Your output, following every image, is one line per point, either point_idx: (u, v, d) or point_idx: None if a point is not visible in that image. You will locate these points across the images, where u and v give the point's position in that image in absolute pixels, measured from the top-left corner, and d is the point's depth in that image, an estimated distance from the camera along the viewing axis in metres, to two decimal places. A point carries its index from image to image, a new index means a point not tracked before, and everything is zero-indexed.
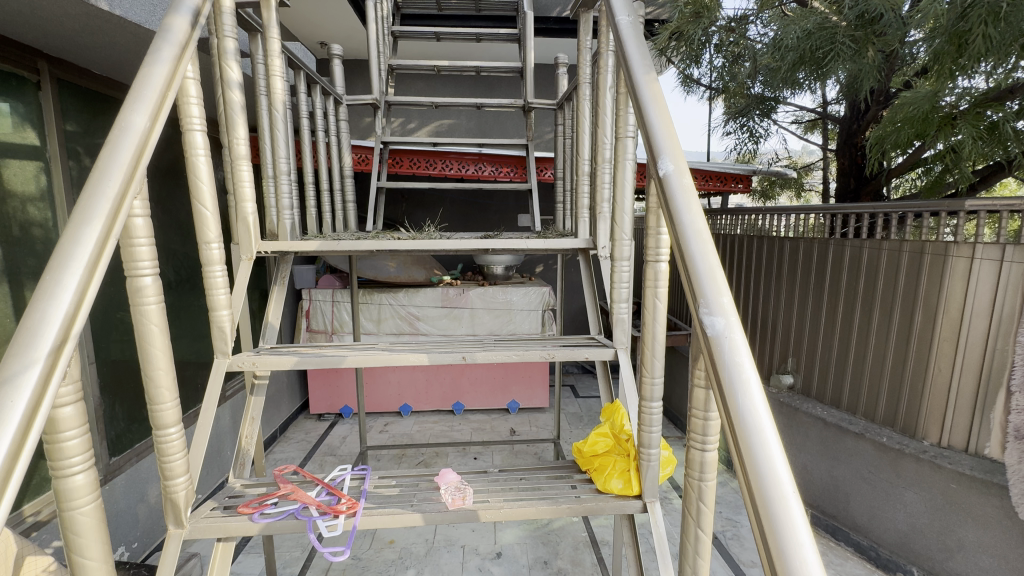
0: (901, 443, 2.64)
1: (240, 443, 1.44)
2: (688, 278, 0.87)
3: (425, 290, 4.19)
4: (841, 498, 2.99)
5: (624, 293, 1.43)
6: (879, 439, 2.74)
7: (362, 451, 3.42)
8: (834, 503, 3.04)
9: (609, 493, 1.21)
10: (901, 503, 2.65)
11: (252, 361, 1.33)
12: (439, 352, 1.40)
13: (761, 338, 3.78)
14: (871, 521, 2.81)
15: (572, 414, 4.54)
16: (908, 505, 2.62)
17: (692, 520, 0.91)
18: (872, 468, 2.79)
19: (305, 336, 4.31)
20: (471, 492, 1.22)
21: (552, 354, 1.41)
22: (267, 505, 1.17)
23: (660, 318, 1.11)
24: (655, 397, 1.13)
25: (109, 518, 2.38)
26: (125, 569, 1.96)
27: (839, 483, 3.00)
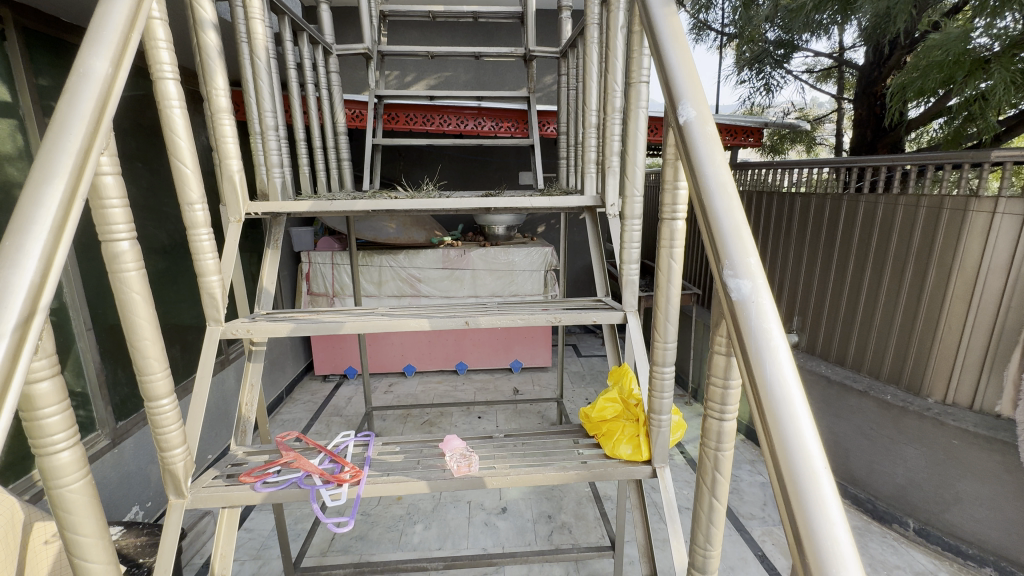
0: (905, 401, 2.63)
1: (241, 410, 1.41)
2: (710, 238, 0.80)
3: (426, 251, 4.11)
4: (840, 453, 3.01)
5: (635, 254, 1.35)
6: (883, 397, 2.73)
7: (368, 411, 3.46)
8: (833, 458, 3.06)
9: (617, 459, 1.18)
10: (901, 459, 2.66)
11: (246, 328, 1.27)
12: (441, 317, 1.34)
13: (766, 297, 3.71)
14: (869, 475, 2.84)
15: (574, 373, 4.56)
16: (907, 460, 2.64)
17: (706, 489, 0.88)
18: (873, 425, 2.79)
19: (306, 300, 4.27)
20: (476, 458, 1.20)
21: (558, 318, 1.35)
22: (269, 474, 1.15)
23: (676, 279, 1.04)
24: (667, 363, 1.08)
25: (120, 479, 2.41)
26: (137, 529, 1.99)
27: (839, 438, 3.01)
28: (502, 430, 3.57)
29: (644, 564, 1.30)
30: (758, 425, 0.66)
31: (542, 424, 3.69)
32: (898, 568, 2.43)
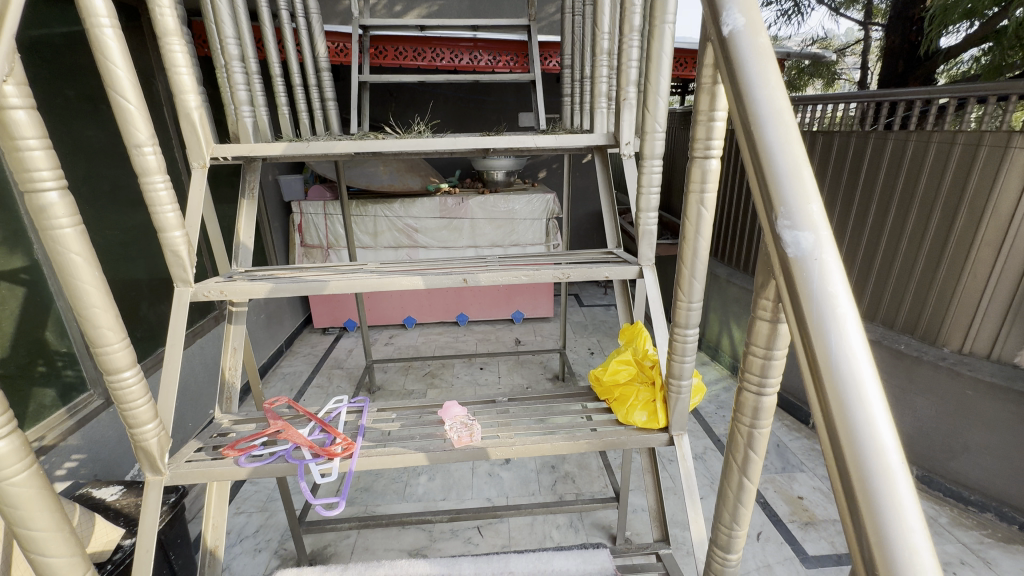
0: (919, 351, 2.56)
1: (224, 375, 1.31)
2: (760, 180, 0.65)
3: (422, 200, 3.90)
4: None
5: (654, 203, 1.18)
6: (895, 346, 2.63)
7: (368, 364, 3.42)
8: None
9: (631, 426, 1.10)
10: (910, 409, 2.62)
11: (219, 289, 1.14)
12: (436, 274, 1.21)
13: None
14: None
15: (576, 322, 4.49)
16: (917, 411, 2.59)
17: (735, 468, 0.79)
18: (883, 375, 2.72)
19: (300, 253, 4.12)
20: (479, 427, 1.11)
21: (566, 273, 1.21)
22: (254, 446, 1.06)
23: (706, 230, 0.89)
24: (691, 325, 0.96)
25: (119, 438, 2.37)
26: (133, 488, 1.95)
27: None
28: (504, 382, 3.55)
29: (655, 528, 1.25)
30: (817, 411, 0.55)
31: (545, 375, 3.66)
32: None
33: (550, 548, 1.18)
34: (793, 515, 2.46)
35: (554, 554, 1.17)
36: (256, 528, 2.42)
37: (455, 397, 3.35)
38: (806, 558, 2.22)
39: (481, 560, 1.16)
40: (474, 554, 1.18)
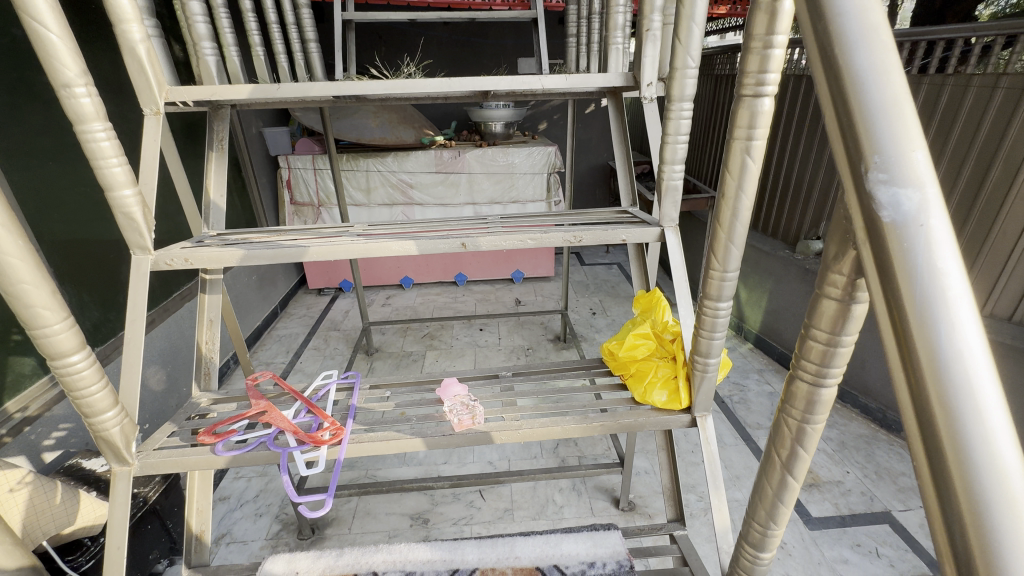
0: None
1: (200, 350, 1.20)
2: (833, 105, 0.44)
3: (417, 153, 3.68)
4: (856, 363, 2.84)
5: (681, 154, 1.01)
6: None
7: (365, 326, 3.32)
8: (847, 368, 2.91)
9: (650, 407, 0.99)
10: None
11: (183, 257, 0.99)
12: (430, 238, 1.07)
13: (784, 201, 3.11)
14: (884, 386, 2.69)
15: (578, 282, 4.37)
16: None
17: (777, 464, 0.69)
18: None
19: (291, 211, 3.93)
20: (481, 409, 1.00)
21: (578, 236, 1.07)
22: (234, 430, 0.96)
23: (751, 183, 0.74)
24: (724, 298, 0.84)
25: None
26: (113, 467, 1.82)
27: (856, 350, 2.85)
28: (504, 343, 3.46)
29: (668, 507, 1.18)
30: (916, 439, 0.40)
31: (546, 335, 3.57)
32: (903, 475, 2.40)
33: (559, 531, 1.11)
34: None
35: (563, 536, 1.10)
36: (256, 493, 2.39)
37: (454, 359, 3.28)
38: (810, 520, 2.19)
39: (485, 544, 1.08)
40: (479, 536, 1.10)
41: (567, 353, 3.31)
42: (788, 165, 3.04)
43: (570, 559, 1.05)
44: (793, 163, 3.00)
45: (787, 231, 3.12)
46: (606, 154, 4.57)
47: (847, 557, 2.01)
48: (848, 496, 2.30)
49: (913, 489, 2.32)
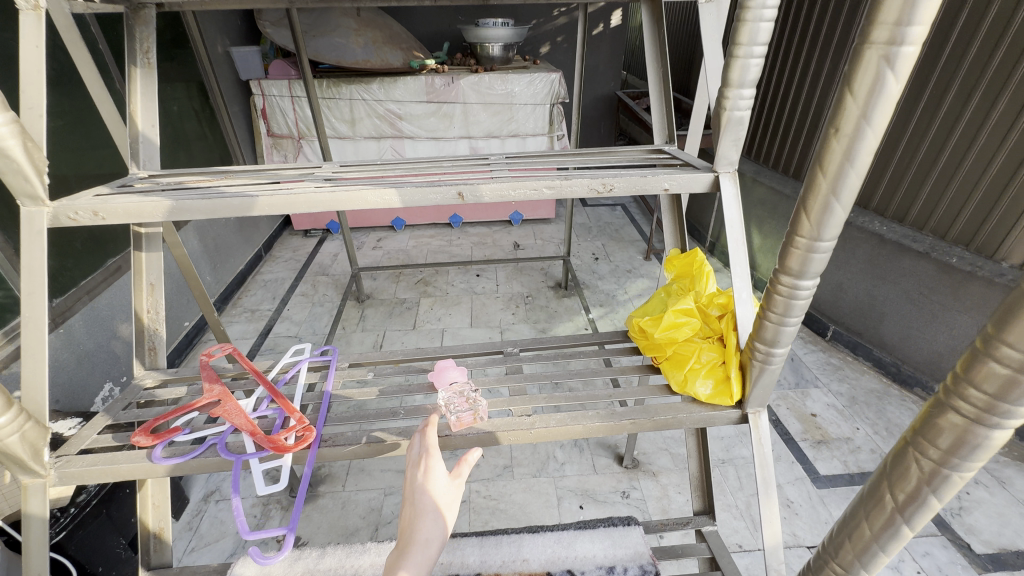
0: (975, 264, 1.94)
1: (140, 320, 1.00)
2: None
3: (406, 79, 3.26)
4: (873, 316, 2.40)
5: (754, 72, 0.73)
6: (948, 258, 2.02)
7: (354, 272, 3.08)
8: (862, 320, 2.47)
9: (690, 399, 0.82)
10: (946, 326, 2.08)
11: (92, 209, 0.75)
12: (416, 186, 0.83)
13: (799, 138, 2.56)
14: (903, 341, 2.27)
15: (581, 225, 4.10)
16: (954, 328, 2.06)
17: (887, 505, 0.51)
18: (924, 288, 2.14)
19: (269, 145, 3.56)
20: (483, 402, 0.86)
21: (608, 184, 0.83)
22: (177, 430, 0.79)
23: (883, 111, 0.50)
24: (809, 274, 0.63)
25: (82, 360, 1.90)
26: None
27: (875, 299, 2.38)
28: (502, 290, 3.26)
29: (695, 498, 1.05)
30: None
31: (546, 282, 3.36)
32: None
33: (572, 528, 0.98)
34: (804, 434, 2.11)
35: (577, 534, 0.97)
36: None
37: (450, 307, 3.08)
38: (818, 478, 1.90)
39: (488, 543, 0.96)
40: (480, 532, 0.98)
41: (569, 301, 3.11)
42: (806, 94, 2.48)
43: (586, 563, 0.92)
44: (811, 93, 2.45)
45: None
46: (614, 83, 4.14)
47: None
48: (857, 454, 1.99)
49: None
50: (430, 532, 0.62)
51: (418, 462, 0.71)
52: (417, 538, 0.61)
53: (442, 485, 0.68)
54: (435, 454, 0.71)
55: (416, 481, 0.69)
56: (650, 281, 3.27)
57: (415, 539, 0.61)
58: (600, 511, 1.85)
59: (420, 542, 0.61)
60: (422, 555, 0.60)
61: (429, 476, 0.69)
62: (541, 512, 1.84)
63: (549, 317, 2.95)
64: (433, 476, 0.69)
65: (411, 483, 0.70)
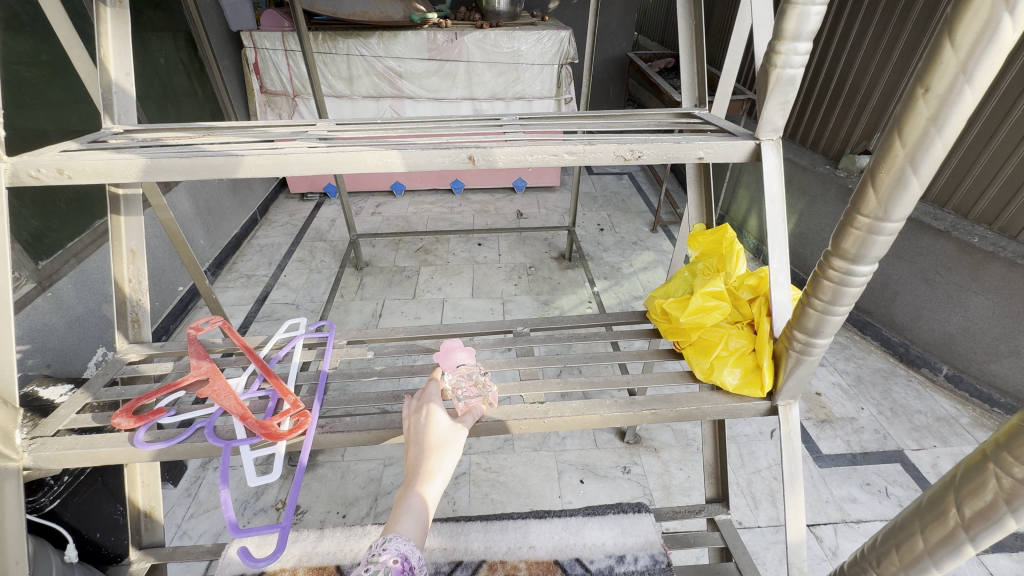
0: (997, 245, 1.85)
1: (122, 289, 0.94)
2: None
3: (407, 34, 3.07)
4: (883, 294, 2.30)
5: (813, 23, 0.63)
6: (969, 238, 1.92)
7: (353, 239, 2.98)
8: (871, 299, 2.37)
9: (717, 389, 0.76)
10: (960, 308, 2.00)
11: (57, 167, 0.66)
12: (421, 147, 0.74)
13: (819, 106, 2.40)
14: (913, 322, 2.19)
15: (586, 194, 3.98)
16: (969, 311, 1.98)
17: (949, 521, 0.45)
18: (941, 268, 2.03)
19: (262, 102, 3.39)
20: (493, 388, 0.79)
21: (635, 151, 0.74)
22: (162, 412, 0.74)
23: (988, 67, 0.42)
24: (869, 257, 0.56)
25: (72, 325, 1.83)
26: None
27: (887, 279, 2.27)
28: (505, 260, 3.18)
29: (708, 486, 1.02)
30: None
31: (549, 253, 3.27)
32: (919, 414, 2.02)
33: (581, 514, 0.95)
34: (808, 412, 2.03)
35: (586, 521, 0.94)
36: None
37: (451, 277, 3.01)
38: (820, 457, 1.86)
39: (493, 527, 0.94)
40: (485, 517, 0.96)
41: (573, 273, 3.04)
42: (832, 58, 2.30)
43: (595, 552, 0.89)
44: (837, 58, 2.28)
45: (829, 145, 2.38)
46: (626, 44, 3.92)
47: (856, 497, 1.71)
48: (861, 434, 1.93)
49: (929, 427, 1.96)
50: (434, 470, 0.61)
51: (420, 408, 0.69)
52: (426, 472, 0.61)
53: (446, 424, 0.66)
54: (436, 398, 0.70)
55: (419, 425, 0.67)
56: (656, 254, 3.18)
57: (424, 471, 0.61)
58: (602, 487, 1.81)
59: (429, 475, 0.61)
60: (428, 490, 0.60)
61: (433, 417, 0.68)
62: (541, 486, 1.81)
63: (552, 289, 2.88)
64: (436, 417, 0.67)
65: (415, 424, 0.68)
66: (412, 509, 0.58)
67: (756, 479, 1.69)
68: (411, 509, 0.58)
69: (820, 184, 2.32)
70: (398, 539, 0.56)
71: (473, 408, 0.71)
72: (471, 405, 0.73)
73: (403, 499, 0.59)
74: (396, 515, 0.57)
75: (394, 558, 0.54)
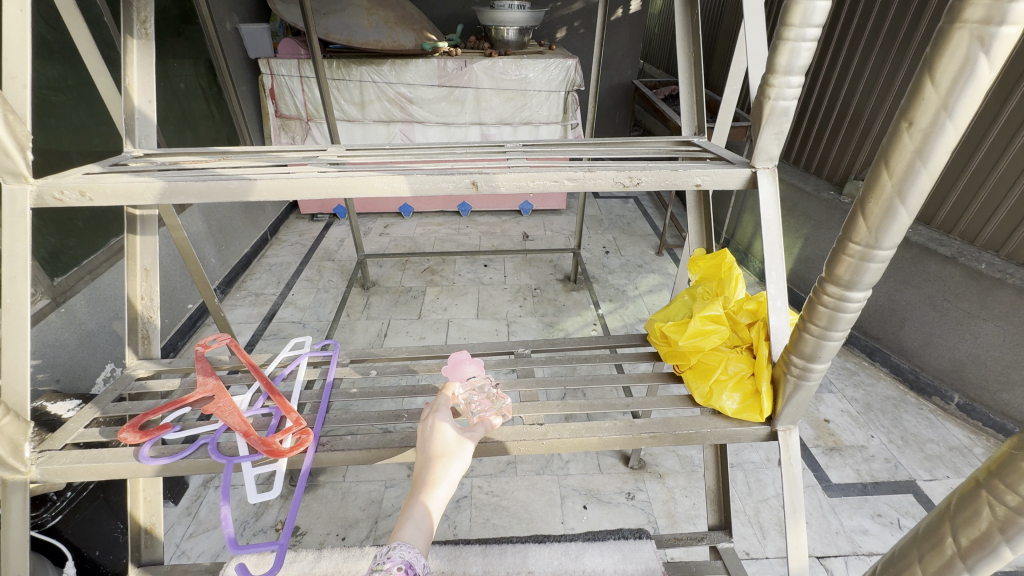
0: (1005, 272, 1.85)
1: (134, 307, 0.97)
2: None
3: (418, 62, 3.17)
4: (892, 321, 2.28)
5: (804, 58, 0.66)
6: (976, 265, 1.91)
7: (361, 258, 3.02)
8: (879, 325, 2.35)
9: (715, 413, 0.76)
10: (970, 335, 1.99)
11: (80, 188, 0.69)
12: (427, 173, 0.76)
13: (822, 133, 2.44)
14: (922, 348, 2.17)
15: (592, 217, 4.02)
16: (979, 337, 1.96)
17: (946, 550, 0.45)
18: (948, 294, 2.02)
19: (276, 125, 3.49)
20: (508, 401, 0.82)
21: (634, 177, 0.76)
22: (167, 427, 0.75)
23: (968, 104, 0.44)
24: (863, 283, 0.57)
25: (82, 341, 1.86)
26: None
27: (895, 305, 2.25)
28: (510, 282, 3.20)
29: (710, 513, 1.01)
30: None
31: (554, 274, 3.29)
32: (931, 443, 1.98)
33: (581, 540, 0.94)
34: (817, 439, 2.00)
35: (586, 547, 0.92)
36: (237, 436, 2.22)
37: (456, 298, 3.03)
38: (830, 486, 1.82)
39: (492, 552, 0.92)
40: (484, 541, 0.95)
41: (578, 295, 3.05)
42: (833, 87, 2.34)
43: None
44: (838, 87, 2.32)
45: (833, 172, 2.40)
46: (631, 72, 4.01)
47: (868, 528, 1.67)
48: (871, 463, 1.90)
49: (941, 457, 1.91)
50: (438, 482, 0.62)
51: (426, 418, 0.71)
52: (430, 482, 0.62)
53: (452, 435, 0.67)
54: (443, 408, 0.71)
55: (425, 434, 0.68)
56: (661, 277, 3.19)
57: (428, 482, 0.62)
58: (605, 513, 1.78)
59: (434, 485, 0.62)
60: (434, 497, 0.61)
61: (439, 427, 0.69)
62: (543, 511, 1.78)
63: (557, 311, 2.89)
64: (442, 427, 0.68)
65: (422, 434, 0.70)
66: (415, 517, 0.58)
67: (763, 507, 1.66)
68: (413, 517, 0.59)
69: (825, 210, 2.34)
70: (402, 547, 0.56)
71: (485, 417, 0.71)
72: (485, 415, 0.73)
73: (408, 509, 0.59)
74: (400, 522, 0.58)
75: (399, 564, 0.54)
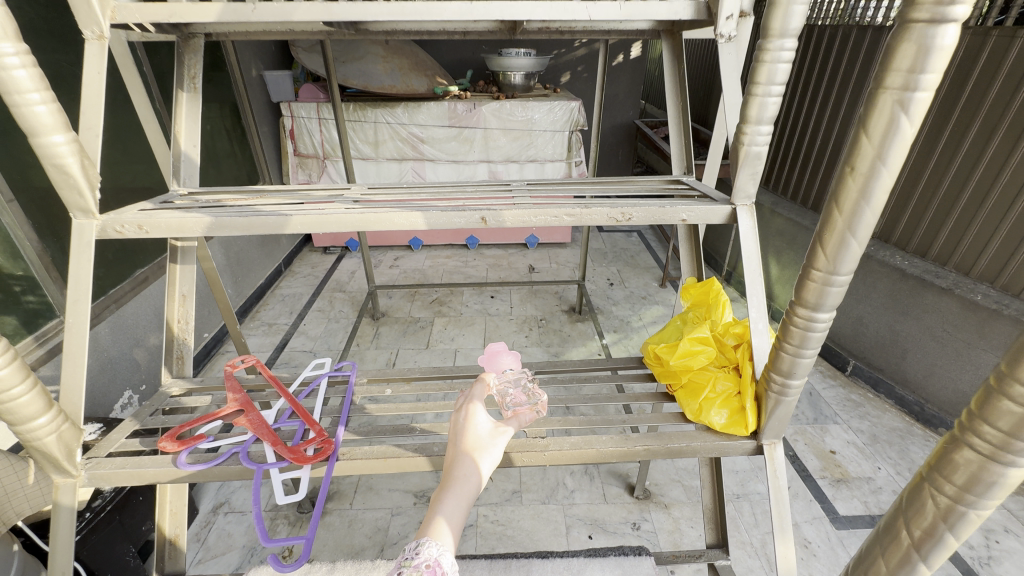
0: (1000, 303, 1.89)
1: (171, 329, 1.06)
2: None
3: (429, 104, 3.37)
4: (894, 351, 2.31)
5: (772, 110, 0.76)
6: (972, 296, 1.97)
7: (372, 290, 3.12)
8: (882, 356, 2.37)
9: (704, 428, 0.82)
10: (971, 365, 2.01)
11: (137, 223, 0.79)
12: (441, 209, 0.86)
13: (816, 171, 2.55)
14: (926, 379, 2.19)
15: (596, 249, 4.13)
16: (979, 367, 1.99)
17: (903, 541, 0.50)
18: (947, 325, 2.06)
19: (294, 163, 3.68)
20: (542, 396, 0.97)
21: (626, 213, 0.85)
22: (201, 437, 0.82)
23: (897, 154, 0.52)
24: (827, 304, 0.64)
25: (103, 368, 1.94)
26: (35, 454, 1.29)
27: (897, 337, 2.28)
28: (516, 312, 3.28)
29: (708, 531, 1.04)
30: None
31: (560, 306, 3.36)
32: None
33: (582, 555, 0.97)
34: (823, 470, 2.01)
35: (587, 562, 0.96)
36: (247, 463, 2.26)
37: (464, 328, 3.11)
38: (837, 518, 1.81)
39: (497, 566, 0.96)
40: (490, 556, 0.99)
41: (583, 325, 3.11)
42: (824, 128, 2.48)
43: None
44: (828, 128, 2.45)
45: None
46: (632, 112, 4.21)
47: None
48: (879, 495, 1.89)
49: None
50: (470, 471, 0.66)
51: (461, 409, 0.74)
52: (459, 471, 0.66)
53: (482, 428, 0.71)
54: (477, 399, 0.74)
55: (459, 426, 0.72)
56: (664, 308, 3.25)
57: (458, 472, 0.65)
58: (610, 543, 1.78)
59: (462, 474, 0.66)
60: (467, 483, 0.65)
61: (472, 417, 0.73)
62: (549, 540, 1.79)
63: (562, 341, 2.95)
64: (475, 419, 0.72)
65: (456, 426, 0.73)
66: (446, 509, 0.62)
67: (769, 538, 1.66)
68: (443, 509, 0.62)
69: None
70: (430, 543, 0.58)
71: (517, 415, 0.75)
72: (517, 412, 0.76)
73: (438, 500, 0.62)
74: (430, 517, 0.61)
75: (427, 562, 0.57)
